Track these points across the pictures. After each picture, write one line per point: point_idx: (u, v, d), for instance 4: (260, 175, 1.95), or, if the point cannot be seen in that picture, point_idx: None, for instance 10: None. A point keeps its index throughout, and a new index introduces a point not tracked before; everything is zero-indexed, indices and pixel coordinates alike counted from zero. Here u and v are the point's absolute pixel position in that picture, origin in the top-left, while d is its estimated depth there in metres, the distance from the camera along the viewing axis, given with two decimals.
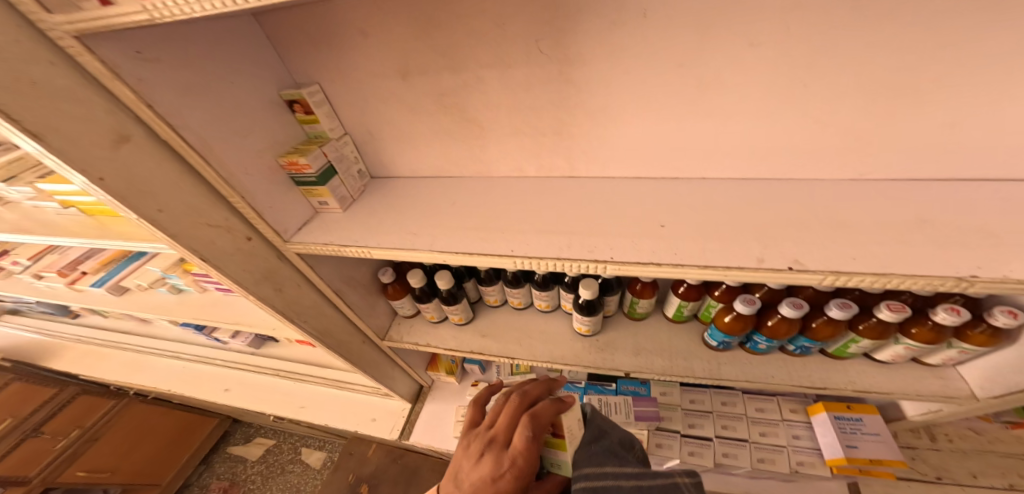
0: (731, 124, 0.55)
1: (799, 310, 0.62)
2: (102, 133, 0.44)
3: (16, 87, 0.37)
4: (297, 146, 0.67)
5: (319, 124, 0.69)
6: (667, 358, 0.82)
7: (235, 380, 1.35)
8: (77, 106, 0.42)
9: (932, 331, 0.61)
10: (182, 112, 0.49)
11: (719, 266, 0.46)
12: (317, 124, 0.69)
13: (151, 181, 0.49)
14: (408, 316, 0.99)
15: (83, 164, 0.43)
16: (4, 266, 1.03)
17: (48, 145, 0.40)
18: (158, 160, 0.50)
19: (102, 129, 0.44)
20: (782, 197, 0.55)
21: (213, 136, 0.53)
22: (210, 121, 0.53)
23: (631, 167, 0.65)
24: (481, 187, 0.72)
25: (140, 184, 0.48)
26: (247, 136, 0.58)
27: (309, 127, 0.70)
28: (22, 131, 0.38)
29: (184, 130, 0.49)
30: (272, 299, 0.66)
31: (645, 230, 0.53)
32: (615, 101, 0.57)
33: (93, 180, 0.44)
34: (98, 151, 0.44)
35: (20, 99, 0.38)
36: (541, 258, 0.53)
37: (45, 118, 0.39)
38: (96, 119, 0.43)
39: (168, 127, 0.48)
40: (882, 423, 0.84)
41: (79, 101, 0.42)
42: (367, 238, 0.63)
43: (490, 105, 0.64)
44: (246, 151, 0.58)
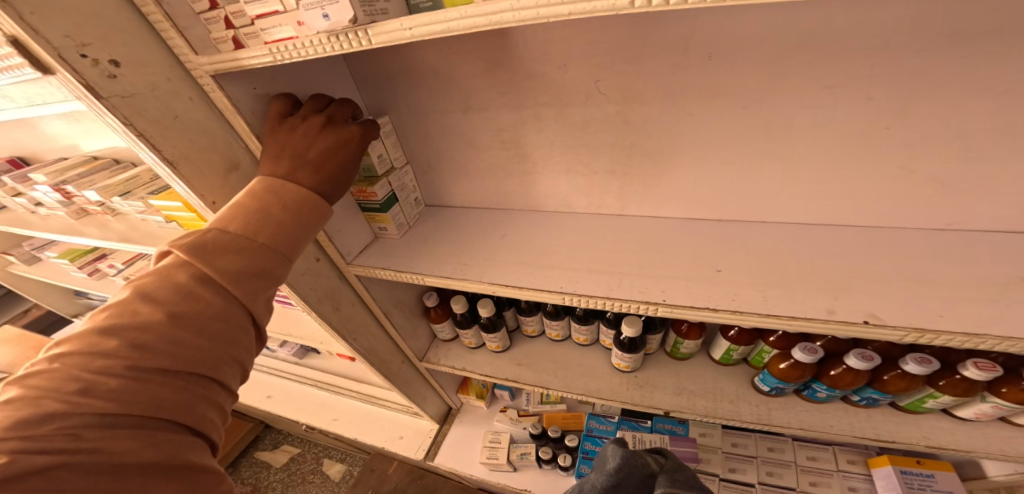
0: (789, 167, 0.56)
1: (870, 362, 0.60)
2: (219, 161, 0.53)
3: (164, 122, 0.47)
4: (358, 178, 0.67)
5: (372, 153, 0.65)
6: (711, 400, 0.79)
7: (277, 388, 1.40)
8: (204, 137, 0.51)
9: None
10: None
11: (783, 315, 0.44)
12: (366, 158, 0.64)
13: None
14: (446, 340, 1.01)
15: (202, 189, 0.52)
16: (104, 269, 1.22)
17: (179, 170, 0.49)
18: None
19: (219, 158, 0.53)
20: (848, 244, 0.54)
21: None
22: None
23: (683, 206, 0.66)
24: (530, 219, 0.75)
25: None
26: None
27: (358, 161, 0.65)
28: (163, 159, 0.47)
29: None
30: (331, 316, 0.69)
31: (701, 273, 0.53)
32: (671, 140, 0.59)
33: (207, 202, 0.53)
34: (214, 177, 0.53)
35: (165, 131, 0.47)
36: (589, 296, 0.53)
37: (180, 148, 0.48)
38: (215, 147, 0.52)
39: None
40: (956, 482, 0.76)
41: (206, 133, 0.51)
42: (421, 263, 0.66)
43: (545, 141, 0.68)
44: None
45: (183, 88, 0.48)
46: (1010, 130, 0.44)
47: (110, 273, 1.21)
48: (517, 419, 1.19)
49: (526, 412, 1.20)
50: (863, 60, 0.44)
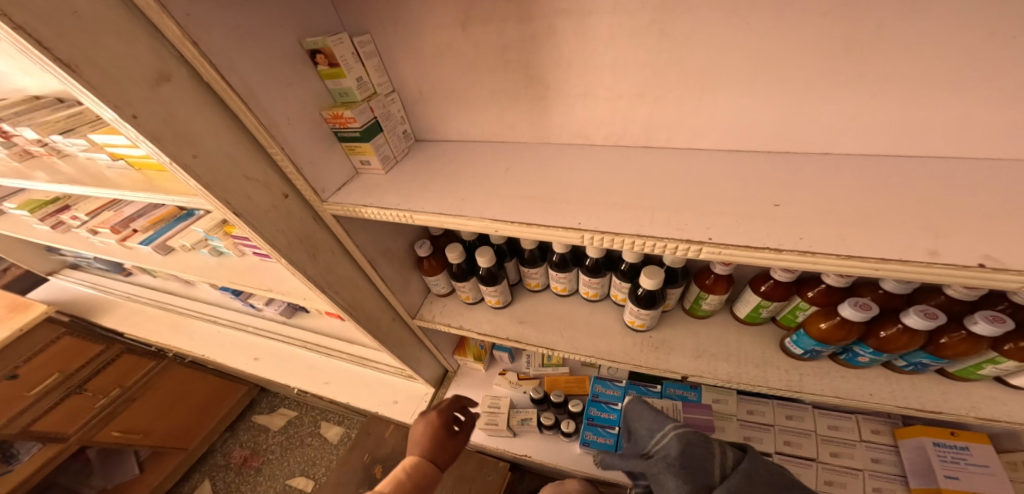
0: (873, 88, 0.44)
1: (933, 321, 0.52)
2: (143, 72, 0.39)
3: (61, 21, 0.33)
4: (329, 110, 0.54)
5: (345, 78, 0.53)
6: (736, 363, 0.71)
7: (265, 350, 1.34)
8: (120, 41, 0.37)
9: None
10: (227, 51, 0.42)
11: (870, 258, 0.35)
12: (342, 79, 0.53)
13: (189, 122, 0.43)
14: (442, 295, 0.93)
15: (115, 98, 0.37)
16: (66, 220, 1.08)
17: (83, 79, 0.35)
18: (199, 104, 0.43)
19: (144, 68, 0.39)
20: (936, 178, 0.43)
21: (259, 80, 0.45)
22: (257, 69, 0.45)
23: (723, 138, 0.55)
24: (539, 155, 0.64)
25: (178, 127, 0.42)
26: (292, 85, 0.49)
27: (331, 83, 0.54)
28: (54, 60, 0.33)
29: (230, 75, 0.42)
30: (306, 266, 0.59)
31: (755, 209, 0.43)
32: (722, 54, 0.47)
33: (123, 115, 0.38)
34: (136, 89, 0.38)
35: (55, 25, 0.33)
36: (616, 234, 0.45)
37: (81, 47, 0.34)
38: (136, 53, 0.38)
39: (212, 69, 0.40)
40: (993, 455, 0.69)
41: (124, 36, 0.37)
42: (411, 200, 0.56)
43: (561, 60, 0.55)
44: (293, 103, 0.50)
45: None
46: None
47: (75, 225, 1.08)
48: (517, 383, 1.13)
49: (526, 375, 1.15)
50: None
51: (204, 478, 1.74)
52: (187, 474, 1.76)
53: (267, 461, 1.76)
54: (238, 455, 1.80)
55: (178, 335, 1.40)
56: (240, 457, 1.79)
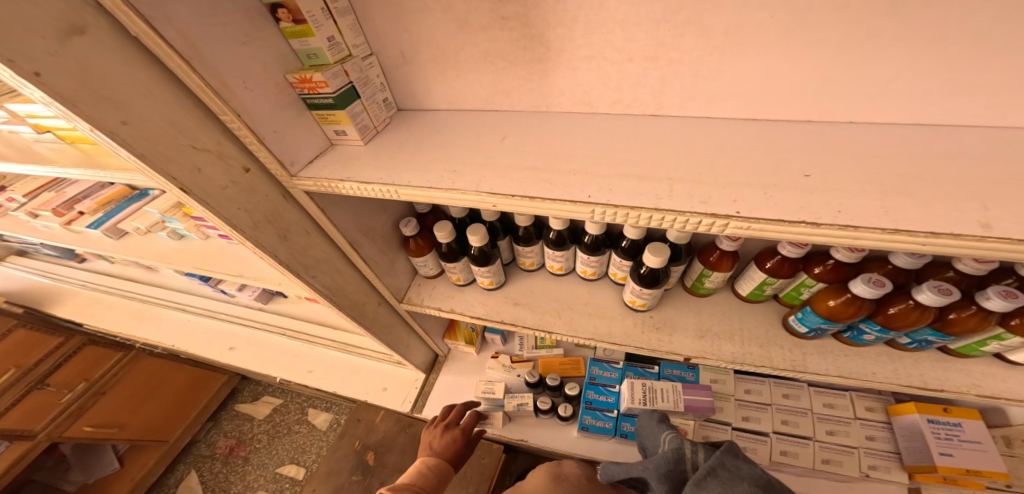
0: (913, 48, 0.39)
1: (947, 297, 0.49)
2: (44, 19, 0.30)
3: None
4: (296, 73, 0.46)
5: (314, 38, 0.44)
6: (739, 343, 0.69)
7: (242, 339, 1.27)
8: None
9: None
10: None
11: (919, 232, 0.32)
12: (310, 39, 0.44)
13: (114, 82, 0.35)
14: (430, 277, 0.87)
15: (7, 51, 0.28)
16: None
17: None
18: (126, 62, 0.35)
19: (45, 14, 0.30)
20: (976, 148, 0.39)
21: (205, 33, 0.37)
22: (200, 21, 0.36)
23: (741, 105, 0.50)
24: (538, 124, 0.58)
25: (100, 87, 0.34)
26: (249, 43, 0.41)
27: (297, 43, 0.45)
28: None
29: (165, 28, 0.33)
30: (277, 248, 0.52)
31: (780, 180, 0.39)
32: (749, 7, 0.41)
33: (22, 73, 0.29)
34: (37, 42, 0.30)
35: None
36: (632, 208, 0.41)
37: None
38: None
39: (140, 21, 0.32)
40: (983, 430, 0.71)
41: None
42: (396, 174, 0.50)
43: (564, 16, 0.49)
44: (252, 64, 0.42)
45: None
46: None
47: (13, 210, 0.94)
48: (511, 366, 1.11)
49: (519, 358, 1.12)
50: None
51: (190, 470, 1.69)
52: (172, 466, 1.69)
53: (254, 450, 1.71)
54: (223, 445, 1.74)
55: (144, 325, 1.31)
56: (225, 447, 1.73)
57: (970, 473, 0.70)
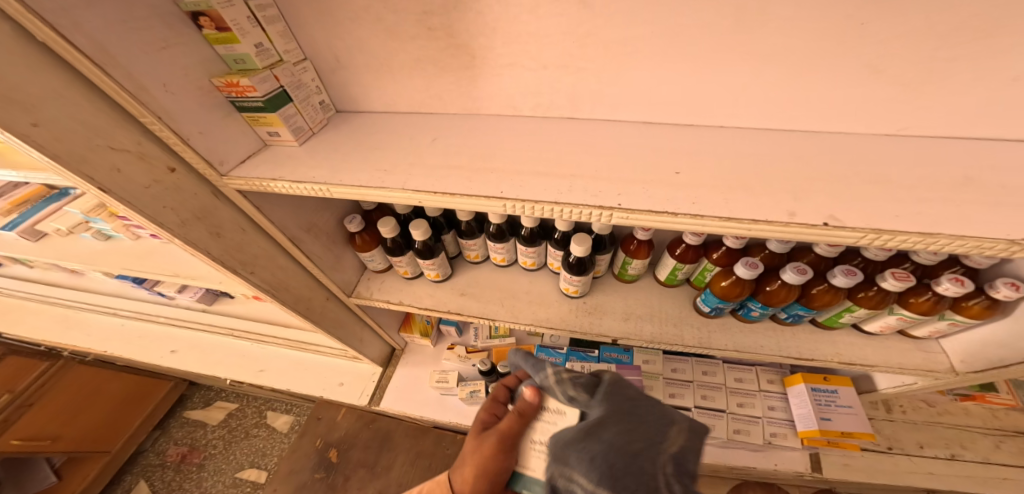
0: (763, 70, 0.47)
1: (802, 275, 0.59)
2: None
3: None
4: (224, 76, 0.48)
5: (240, 45, 0.46)
6: (657, 324, 0.78)
7: (184, 341, 1.23)
8: None
9: (984, 306, 0.56)
10: (65, 5, 0.34)
11: (744, 219, 0.40)
12: (236, 45, 0.47)
13: (24, 85, 0.35)
14: (379, 272, 0.90)
15: None
16: None
17: None
18: (34, 66, 0.36)
19: None
20: (819, 151, 0.47)
21: (116, 39, 0.38)
22: (112, 29, 0.38)
23: (641, 110, 0.56)
24: (468, 126, 0.62)
25: (9, 91, 0.34)
26: (167, 49, 0.43)
27: (223, 48, 0.47)
28: None
29: (74, 34, 0.35)
30: (209, 245, 0.54)
31: (657, 177, 0.47)
32: (633, 27, 0.47)
33: None
34: None
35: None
36: (536, 202, 0.47)
37: None
38: None
39: (46, 29, 0.33)
40: (854, 397, 0.89)
41: None
42: (326, 174, 0.53)
43: (484, 28, 0.54)
44: (170, 68, 0.43)
45: None
46: (1002, 16, 0.36)
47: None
48: (466, 356, 1.15)
49: (474, 348, 1.17)
50: None
51: (139, 479, 1.62)
52: (117, 477, 1.63)
53: (208, 457, 1.67)
54: (173, 453, 1.69)
55: (72, 332, 1.24)
56: (177, 455, 1.68)
57: (845, 435, 0.86)
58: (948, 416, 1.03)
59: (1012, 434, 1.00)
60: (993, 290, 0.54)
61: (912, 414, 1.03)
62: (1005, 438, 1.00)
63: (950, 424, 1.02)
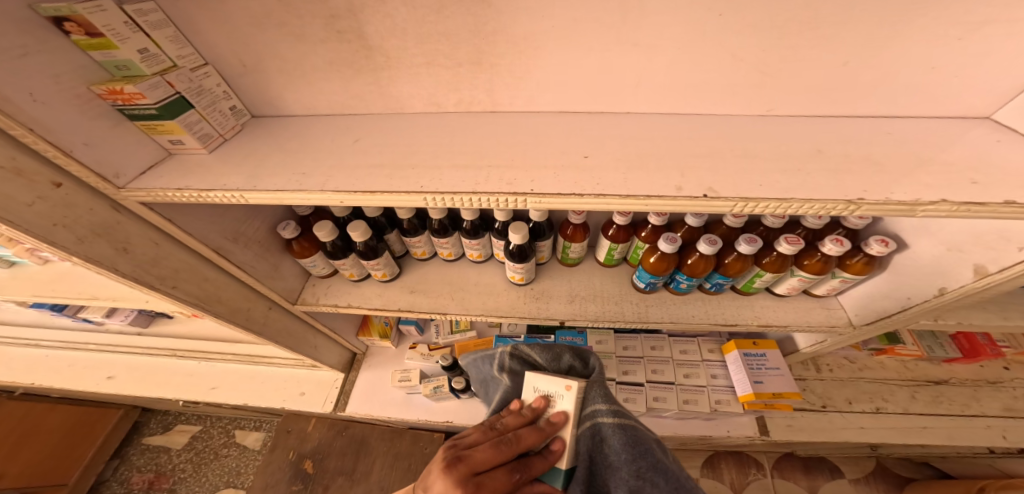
0: (655, 62, 0.50)
1: (714, 246, 0.64)
2: None
3: None
4: (105, 84, 0.46)
5: (118, 50, 0.45)
6: (599, 303, 0.82)
7: (122, 366, 1.17)
8: None
9: (864, 262, 0.63)
10: None
11: (640, 196, 0.43)
12: (114, 51, 0.45)
13: None
14: (325, 276, 0.89)
15: None
16: None
17: None
18: None
19: None
20: (708, 132, 0.51)
21: None
22: None
23: (553, 101, 0.59)
24: (391, 125, 0.62)
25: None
26: (28, 56, 0.40)
27: (100, 55, 0.46)
28: None
29: None
30: (117, 261, 0.52)
31: (566, 162, 0.49)
32: (532, 23, 0.49)
33: None
34: None
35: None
36: (453, 194, 0.48)
37: None
38: None
39: None
40: (780, 358, 0.98)
41: None
42: (241, 179, 0.52)
43: (392, 29, 0.53)
44: (32, 78, 0.41)
45: None
46: (837, 9, 0.41)
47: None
48: (428, 354, 1.16)
49: (437, 345, 1.17)
50: None
51: None
52: None
53: (176, 482, 1.60)
54: (138, 480, 1.61)
55: None
56: (143, 482, 1.61)
57: (776, 395, 0.92)
58: (868, 370, 1.12)
59: (923, 384, 1.09)
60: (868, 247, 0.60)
61: (837, 370, 1.12)
62: (919, 388, 1.09)
63: (871, 378, 1.11)
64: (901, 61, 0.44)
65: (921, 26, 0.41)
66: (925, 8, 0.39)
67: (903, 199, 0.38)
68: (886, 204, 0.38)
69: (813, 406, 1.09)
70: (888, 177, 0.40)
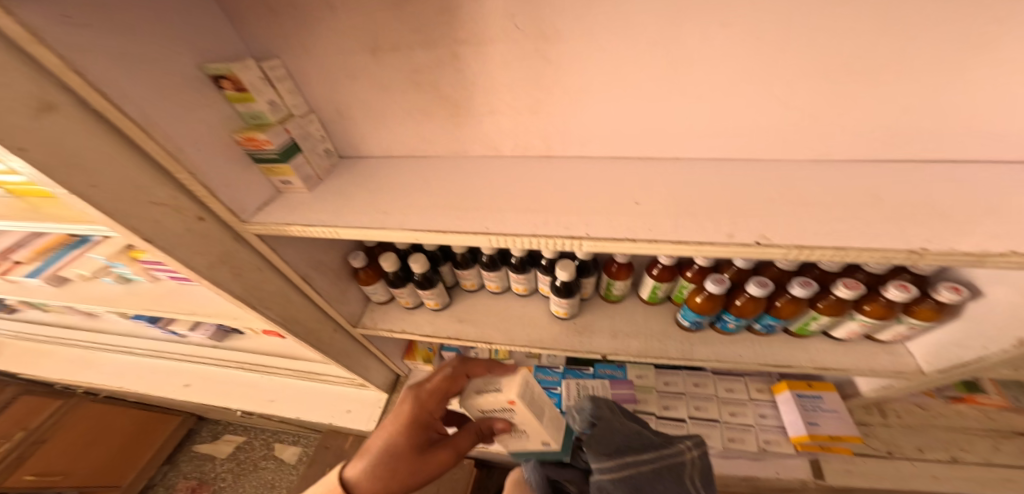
0: (708, 111, 0.54)
1: (764, 288, 0.65)
2: (20, 100, 0.36)
3: None
4: (240, 132, 0.56)
5: (255, 103, 0.55)
6: (643, 340, 0.83)
7: (196, 375, 1.29)
8: None
9: (934, 309, 0.61)
10: (118, 79, 0.42)
11: (692, 242, 0.46)
12: (252, 103, 0.55)
13: (82, 152, 0.42)
14: (382, 303, 0.96)
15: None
16: None
17: None
18: (94, 133, 0.43)
19: (19, 96, 0.36)
20: (761, 178, 0.54)
21: (156, 106, 0.46)
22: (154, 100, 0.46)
23: (607, 147, 0.64)
24: (458, 168, 0.70)
25: (69, 157, 0.41)
26: (195, 110, 0.51)
27: (241, 106, 0.56)
28: None
29: (123, 102, 0.42)
30: (230, 284, 0.61)
31: (621, 207, 0.53)
32: (594, 80, 0.55)
33: (10, 148, 0.36)
34: (15, 120, 0.36)
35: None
36: (516, 236, 0.53)
37: None
38: (10, 81, 0.35)
39: (104, 99, 0.40)
40: (838, 400, 0.93)
41: None
42: (334, 216, 0.60)
43: (467, 84, 0.60)
44: (198, 125, 0.51)
45: None
46: (893, 63, 0.44)
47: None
48: None
49: None
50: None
51: None
52: None
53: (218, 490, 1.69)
54: (183, 487, 1.71)
55: (86, 371, 1.32)
56: (188, 488, 1.70)
57: (833, 438, 0.89)
58: (944, 418, 1.03)
59: (1008, 435, 1.00)
60: (937, 293, 0.59)
61: (907, 417, 1.04)
62: (1003, 440, 0.99)
63: (947, 426, 1.02)
64: (959, 107, 0.46)
65: (979, 76, 0.43)
66: (982, 60, 0.42)
67: (969, 250, 0.39)
68: (953, 255, 0.39)
69: (876, 452, 1.01)
70: (951, 228, 0.41)
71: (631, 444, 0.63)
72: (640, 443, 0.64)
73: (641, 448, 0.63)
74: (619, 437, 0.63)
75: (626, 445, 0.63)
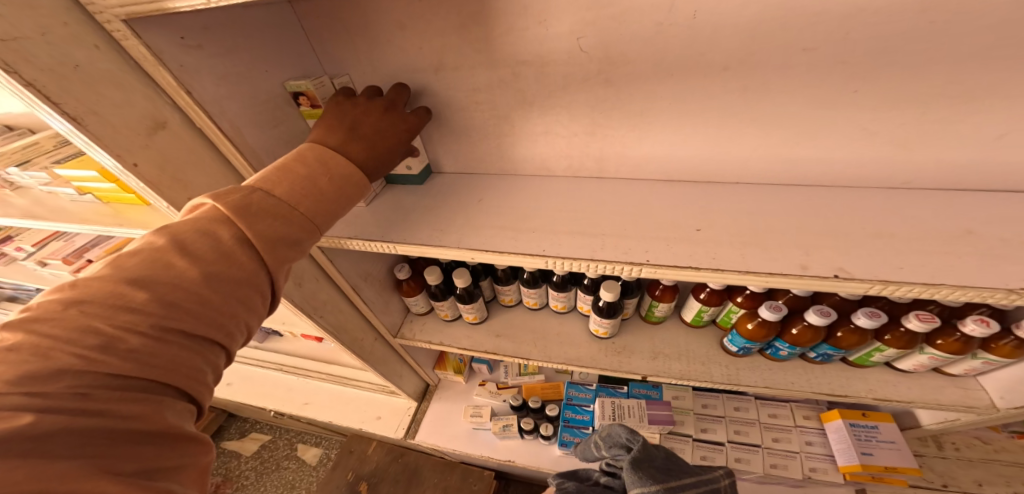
0: (773, 134, 0.54)
1: (827, 317, 0.63)
2: (138, 118, 0.43)
3: (65, 73, 0.37)
4: None
5: None
6: (686, 362, 0.82)
7: (238, 375, 1.34)
8: (117, 90, 0.41)
9: (1014, 346, 0.58)
10: (217, 98, 0.47)
11: (762, 272, 0.45)
12: None
13: (183, 166, 0.48)
14: (421, 314, 0.98)
15: (117, 149, 0.41)
16: (8, 253, 0.97)
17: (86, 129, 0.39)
18: (191, 147, 0.48)
19: (138, 114, 0.43)
20: (829, 207, 0.52)
21: (245, 122, 0.51)
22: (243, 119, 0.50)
23: (662, 170, 0.64)
24: (509, 186, 0.71)
25: (170, 168, 0.46)
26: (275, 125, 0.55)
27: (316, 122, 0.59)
28: (62, 114, 0.37)
29: (220, 118, 0.48)
30: (293, 294, 0.63)
31: (681, 234, 0.53)
32: (657, 102, 0.55)
33: (126, 164, 0.42)
34: (134, 137, 0.43)
35: (60, 81, 0.37)
36: (574, 259, 0.53)
37: (88, 102, 0.39)
38: (132, 101, 0.42)
39: (203, 114, 0.46)
40: (896, 431, 0.88)
41: (119, 86, 0.41)
42: (394, 231, 0.62)
43: (525, 104, 0.62)
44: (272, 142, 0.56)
45: (86, 34, 0.38)
46: (978, 88, 0.43)
47: (19, 257, 0.98)
48: (497, 392, 1.19)
49: (505, 385, 1.21)
50: (841, 22, 0.42)
51: None
52: None
53: (240, 488, 1.71)
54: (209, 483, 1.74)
55: None
56: (211, 485, 1.73)
57: (888, 469, 0.84)
58: (1007, 453, 0.97)
59: None
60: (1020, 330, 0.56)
61: (965, 450, 0.98)
62: None
63: (1010, 461, 0.96)
64: None
65: None
66: None
67: None
68: None
69: (929, 484, 0.95)
70: None
71: (668, 468, 0.61)
72: (677, 468, 0.62)
73: (679, 473, 0.61)
74: (657, 460, 0.62)
75: (665, 468, 0.61)
